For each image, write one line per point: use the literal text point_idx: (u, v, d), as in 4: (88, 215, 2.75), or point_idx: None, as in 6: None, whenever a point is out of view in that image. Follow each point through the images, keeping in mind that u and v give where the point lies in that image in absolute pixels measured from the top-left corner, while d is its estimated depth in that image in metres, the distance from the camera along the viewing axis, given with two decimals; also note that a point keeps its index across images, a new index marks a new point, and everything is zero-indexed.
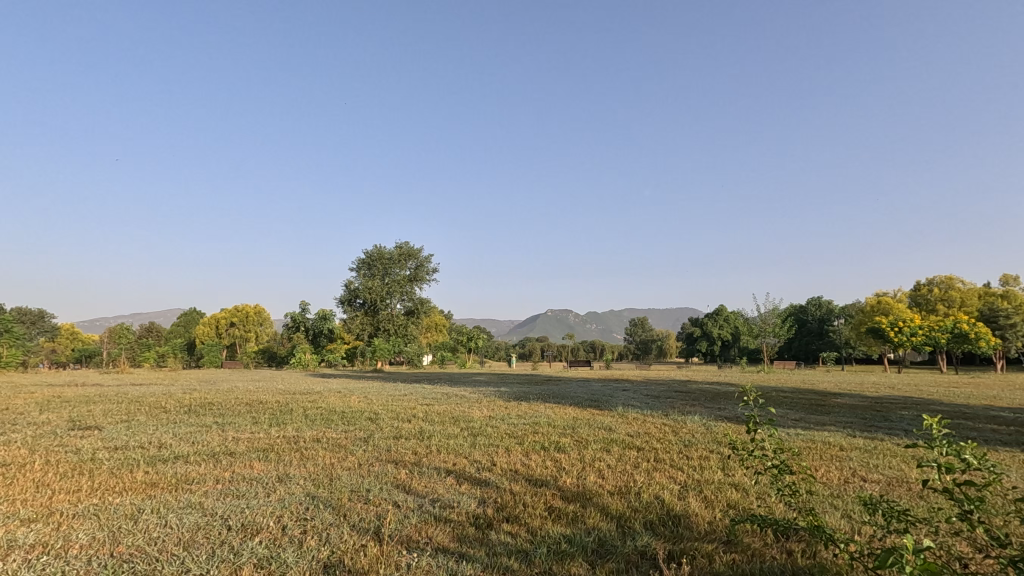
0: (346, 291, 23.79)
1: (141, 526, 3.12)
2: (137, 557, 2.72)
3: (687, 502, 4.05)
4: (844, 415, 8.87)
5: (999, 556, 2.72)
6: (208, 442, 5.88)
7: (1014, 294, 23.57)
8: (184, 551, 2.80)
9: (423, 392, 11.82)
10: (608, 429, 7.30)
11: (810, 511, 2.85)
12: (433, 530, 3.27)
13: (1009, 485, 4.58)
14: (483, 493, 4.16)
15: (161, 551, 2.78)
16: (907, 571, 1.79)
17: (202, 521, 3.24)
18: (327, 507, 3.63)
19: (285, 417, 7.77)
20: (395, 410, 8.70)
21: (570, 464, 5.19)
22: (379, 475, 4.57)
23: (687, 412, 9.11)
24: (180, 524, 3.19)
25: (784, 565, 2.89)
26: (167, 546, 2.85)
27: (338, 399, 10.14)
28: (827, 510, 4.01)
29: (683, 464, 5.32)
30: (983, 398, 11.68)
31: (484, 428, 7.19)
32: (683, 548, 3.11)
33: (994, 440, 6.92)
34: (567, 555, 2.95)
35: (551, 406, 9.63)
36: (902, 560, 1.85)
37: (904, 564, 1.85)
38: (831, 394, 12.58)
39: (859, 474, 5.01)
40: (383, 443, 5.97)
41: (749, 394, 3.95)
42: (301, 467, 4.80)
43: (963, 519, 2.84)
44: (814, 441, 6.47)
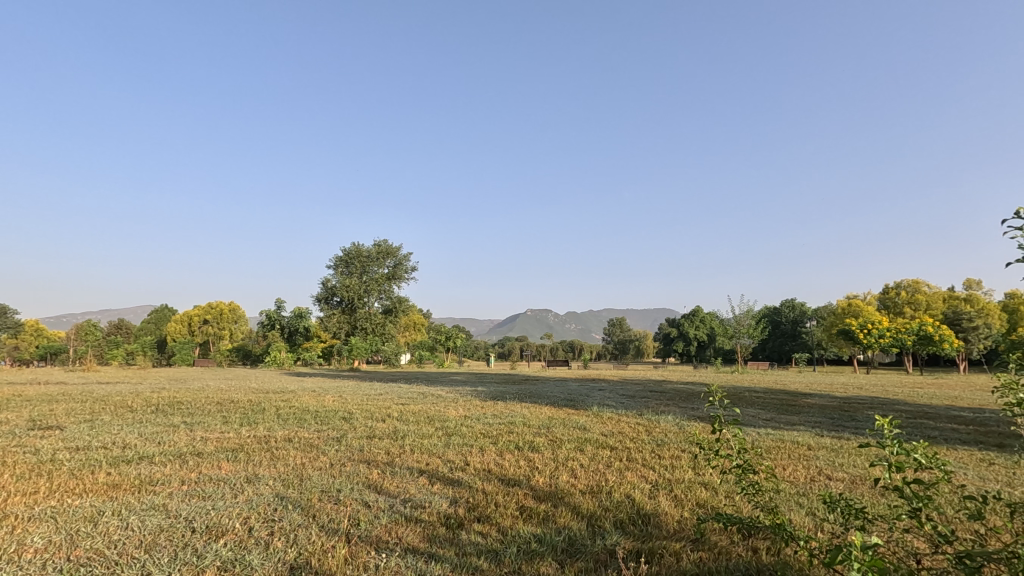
0: (323, 289, 23.54)
1: (101, 529, 3.04)
2: (95, 561, 2.64)
3: (658, 502, 4.09)
4: (814, 415, 9.05)
5: (947, 552, 2.83)
6: (175, 442, 5.75)
7: (976, 296, 24.40)
8: (145, 554, 2.74)
9: (399, 392, 11.73)
10: (583, 428, 7.33)
11: (771, 510, 2.91)
12: (403, 530, 3.25)
13: (962, 483, 4.76)
14: (455, 494, 4.15)
15: (121, 555, 2.71)
16: (856, 566, 1.85)
17: (165, 523, 3.18)
18: (296, 507, 3.59)
19: (257, 416, 7.66)
20: (370, 410, 8.63)
21: (543, 464, 5.21)
22: (351, 475, 4.53)
23: (662, 412, 9.20)
24: (141, 526, 3.12)
25: (750, 563, 2.95)
26: (128, 549, 2.78)
27: (312, 399, 9.92)
28: (792, 508, 4.12)
29: (654, 463, 5.38)
30: (946, 398, 12.07)
31: (459, 428, 7.15)
32: (652, 547, 3.15)
33: (952, 439, 7.17)
34: (536, 555, 2.97)
35: (528, 406, 9.60)
36: (851, 558, 1.88)
37: (853, 562, 1.89)
38: (801, 395, 12.84)
39: (824, 472, 5.15)
40: (356, 443, 5.91)
41: (715, 393, 4.01)
42: (272, 467, 4.74)
43: (912, 516, 2.96)
44: (783, 441, 6.58)
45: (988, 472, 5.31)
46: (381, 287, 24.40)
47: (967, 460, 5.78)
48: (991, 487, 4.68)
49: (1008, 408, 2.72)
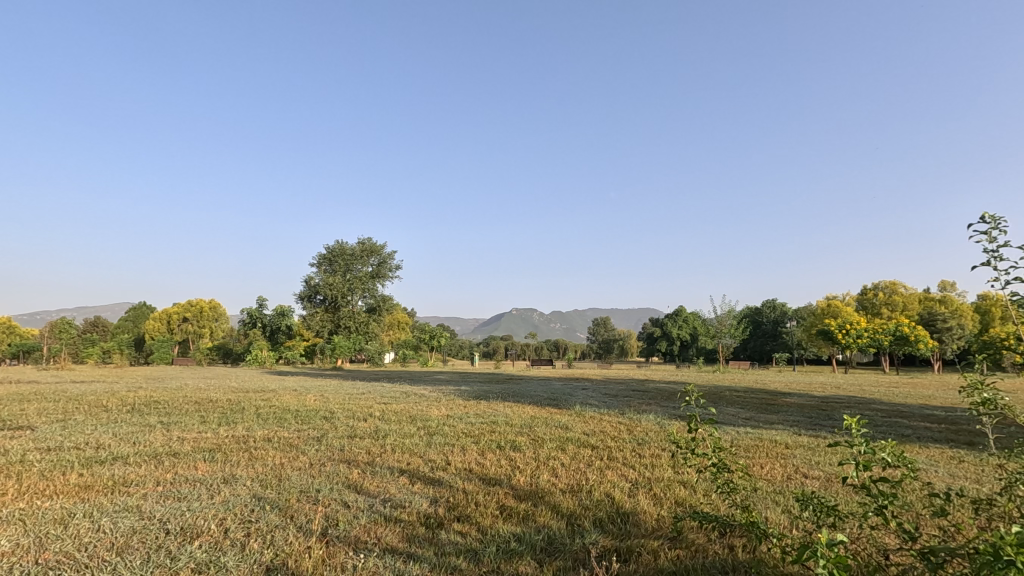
0: (306, 287, 23.33)
1: (71, 531, 2.98)
2: (65, 563, 2.59)
3: (637, 500, 4.13)
4: (792, 415, 9.17)
5: (910, 548, 2.91)
6: (150, 441, 5.66)
7: (951, 298, 24.95)
8: (116, 556, 2.69)
9: (382, 391, 11.64)
10: (565, 428, 7.34)
11: (745, 509, 2.96)
12: (381, 531, 3.24)
13: (931, 481, 4.89)
14: (435, 493, 4.15)
15: (91, 558, 2.66)
16: (821, 563, 1.88)
17: (139, 524, 3.13)
18: (274, 508, 3.55)
19: (236, 415, 7.56)
20: (351, 409, 8.55)
21: (524, 464, 5.23)
22: (331, 475, 4.50)
23: (643, 411, 9.26)
24: (114, 528, 3.06)
25: (725, 560, 3.00)
26: (99, 552, 2.73)
27: (293, 398, 9.79)
28: (768, 506, 4.19)
29: (635, 462, 5.44)
30: (921, 398, 12.31)
31: (441, 427, 7.12)
32: (630, 545, 3.19)
33: (926, 437, 7.33)
34: (516, 554, 2.98)
35: (511, 406, 9.58)
36: (816, 554, 1.92)
37: (819, 559, 1.93)
38: (780, 394, 13.02)
39: (800, 470, 5.25)
40: (336, 443, 5.86)
41: (691, 393, 4.07)
42: (250, 467, 4.69)
43: (879, 513, 3.03)
44: (761, 440, 6.67)
45: (958, 469, 5.45)
46: (365, 286, 24.25)
47: (938, 458, 5.93)
48: (960, 485, 4.80)
49: (973, 407, 2.79)
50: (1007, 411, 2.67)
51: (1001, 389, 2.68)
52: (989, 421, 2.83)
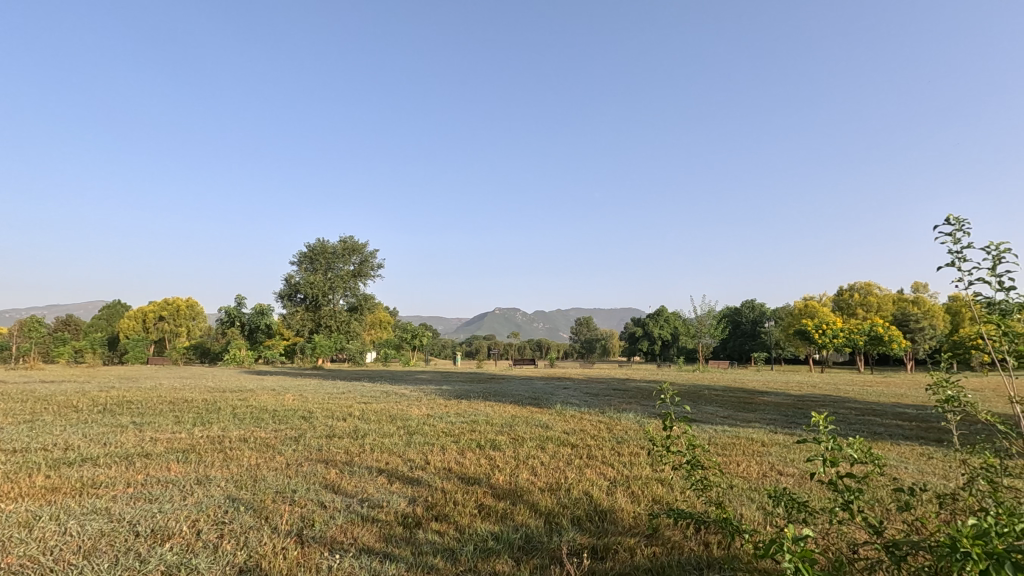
0: (285, 285, 22.99)
1: (36, 534, 2.90)
2: (29, 567, 2.52)
3: (615, 498, 4.16)
4: (768, 413, 9.32)
5: (875, 542, 2.97)
6: (122, 442, 5.54)
7: (923, 299, 25.54)
8: (83, 559, 2.63)
9: (363, 391, 11.51)
10: (545, 427, 7.34)
11: (719, 505, 3.00)
12: (358, 530, 3.21)
13: (901, 477, 5.00)
14: (413, 492, 4.12)
15: (57, 561, 2.59)
16: (786, 559, 1.88)
17: (107, 527, 3.06)
18: (248, 509, 3.50)
19: (211, 415, 7.43)
20: (330, 409, 8.45)
21: (504, 462, 5.23)
22: (308, 475, 4.45)
23: (623, 410, 9.34)
24: (81, 530, 2.99)
25: (699, 557, 3.03)
26: (65, 555, 2.66)
27: (271, 398, 9.64)
28: (743, 503, 4.24)
29: (613, 460, 5.48)
30: (893, 396, 12.64)
31: (421, 426, 7.09)
32: (607, 542, 3.21)
33: (898, 434, 7.51)
34: (493, 552, 2.98)
35: (492, 405, 9.56)
36: (782, 549, 1.93)
37: (784, 553, 1.95)
38: (758, 393, 13.21)
39: (776, 467, 5.34)
40: (314, 443, 5.80)
41: (666, 392, 4.11)
42: (224, 468, 4.61)
43: (845, 508, 3.09)
44: (738, 438, 6.77)
45: (928, 465, 5.59)
46: (347, 284, 24.02)
47: (909, 455, 6.08)
48: (928, 480, 4.93)
49: (939, 403, 2.86)
50: (969, 407, 2.74)
51: (965, 386, 2.75)
52: (953, 417, 2.91)
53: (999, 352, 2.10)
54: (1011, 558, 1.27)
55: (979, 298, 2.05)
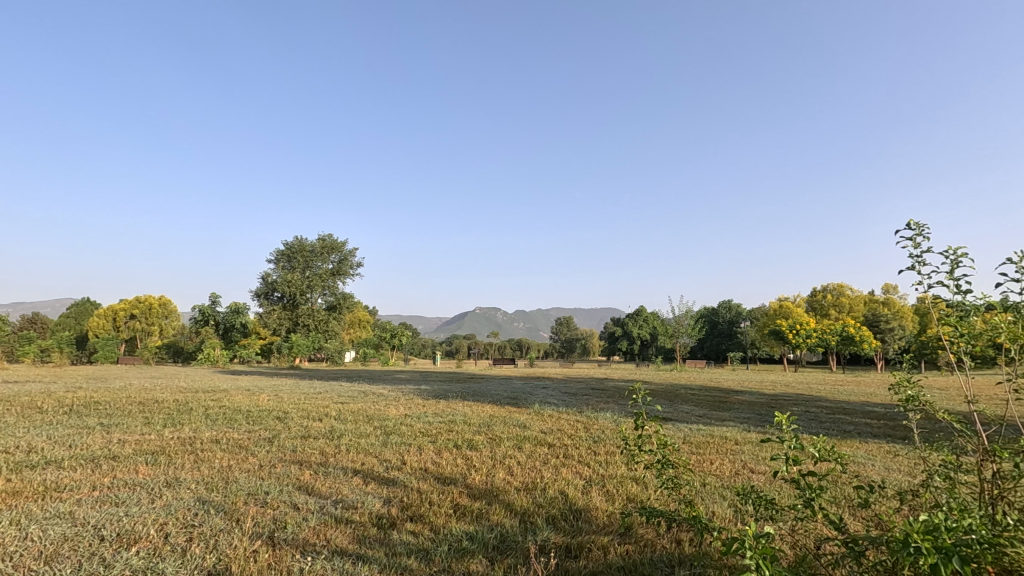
0: (262, 284, 22.63)
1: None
2: None
3: (590, 497, 4.22)
4: (742, 412, 9.52)
5: (837, 538, 3.06)
6: (88, 444, 5.41)
7: (893, 300, 26.19)
8: (45, 565, 2.58)
9: (340, 391, 11.43)
10: (523, 427, 7.39)
11: (689, 504, 3.06)
12: (331, 532, 3.20)
13: (866, 474, 5.17)
14: (388, 493, 4.12)
15: (17, 568, 2.54)
16: (750, 556, 1.90)
17: (71, 531, 3.00)
18: (218, 512, 3.46)
19: (182, 416, 7.30)
20: (305, 409, 8.37)
21: (481, 462, 5.26)
22: (281, 477, 4.41)
23: (600, 409, 9.45)
24: (43, 535, 2.93)
25: (671, 555, 3.09)
26: (25, 561, 2.61)
27: (246, 398, 9.51)
28: (715, 501, 4.33)
29: (589, 459, 5.54)
30: (862, 395, 13.00)
31: (398, 426, 7.08)
32: (580, 541, 3.26)
33: (866, 432, 7.74)
34: (467, 552, 3.00)
35: (471, 404, 9.57)
36: (745, 545, 1.95)
37: (746, 550, 1.96)
38: (732, 392, 13.45)
39: (748, 466, 5.47)
40: (288, 444, 5.75)
41: (639, 392, 4.18)
42: (195, 470, 4.54)
43: (808, 506, 3.19)
44: (712, 437, 6.90)
45: (893, 463, 5.80)
46: (325, 283, 23.78)
47: (875, 453, 6.27)
48: (891, 477, 5.11)
49: (901, 403, 2.97)
50: (928, 406, 2.85)
51: (924, 387, 2.86)
52: (912, 416, 3.02)
53: (956, 352, 2.19)
54: (957, 553, 1.31)
55: (936, 298, 2.14)
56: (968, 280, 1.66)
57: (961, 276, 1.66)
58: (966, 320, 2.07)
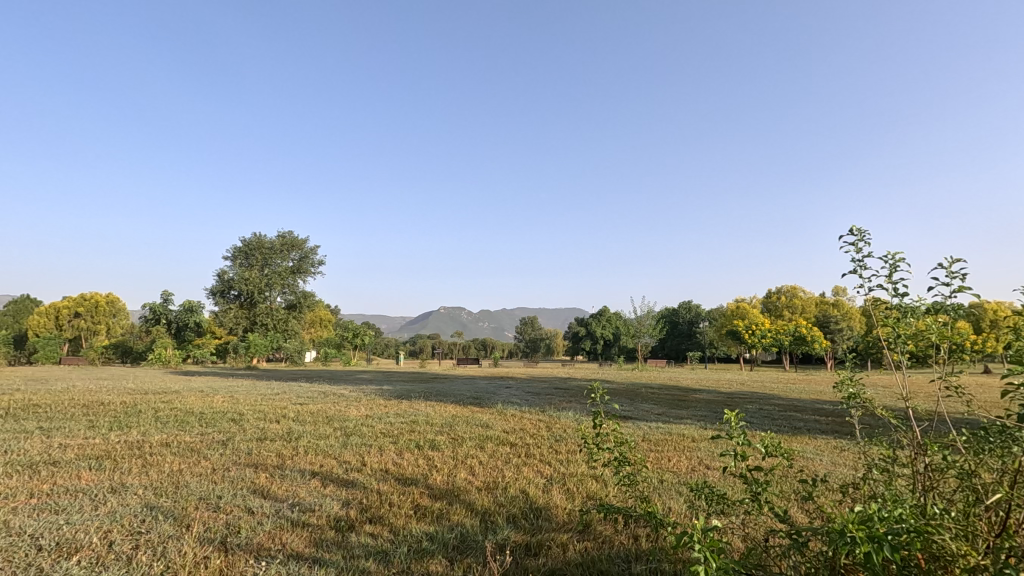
0: (218, 281, 21.91)
1: None
2: None
3: (550, 495, 4.28)
4: (699, 410, 9.81)
5: (781, 529, 3.19)
6: (26, 449, 5.14)
7: (843, 302, 27.40)
8: None
9: (300, 391, 11.20)
10: (485, 426, 7.42)
11: (644, 500, 3.14)
12: (287, 536, 3.15)
13: (814, 469, 5.42)
14: (347, 495, 4.08)
15: None
16: (699, 548, 1.95)
17: (6, 542, 2.85)
18: (168, 518, 3.35)
19: (130, 419, 7.01)
20: (262, 411, 8.15)
21: (442, 462, 5.26)
22: (235, 480, 4.30)
23: (563, 408, 9.57)
24: None
25: (629, 550, 3.17)
26: None
27: (199, 400, 9.19)
28: (671, 496, 4.46)
29: (551, 458, 5.63)
30: (813, 393, 13.56)
31: (359, 427, 7.00)
32: (540, 539, 3.30)
33: (815, 429, 8.09)
34: (427, 553, 3.01)
35: (433, 405, 9.53)
36: (693, 538, 2.00)
37: (695, 543, 2.01)
38: (691, 391, 13.78)
39: (703, 462, 5.65)
40: (244, 447, 5.60)
41: (597, 391, 4.26)
42: (142, 475, 4.37)
43: (755, 500, 3.31)
44: (670, 434, 7.09)
45: (839, 457, 6.09)
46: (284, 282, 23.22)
47: (823, 448, 6.56)
48: (837, 471, 5.37)
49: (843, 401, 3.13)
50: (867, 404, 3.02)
51: (864, 385, 3.04)
52: (855, 412, 3.18)
53: (895, 353, 2.33)
54: (887, 540, 1.37)
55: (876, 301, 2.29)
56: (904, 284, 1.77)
57: (898, 281, 1.80)
58: (904, 322, 2.21)
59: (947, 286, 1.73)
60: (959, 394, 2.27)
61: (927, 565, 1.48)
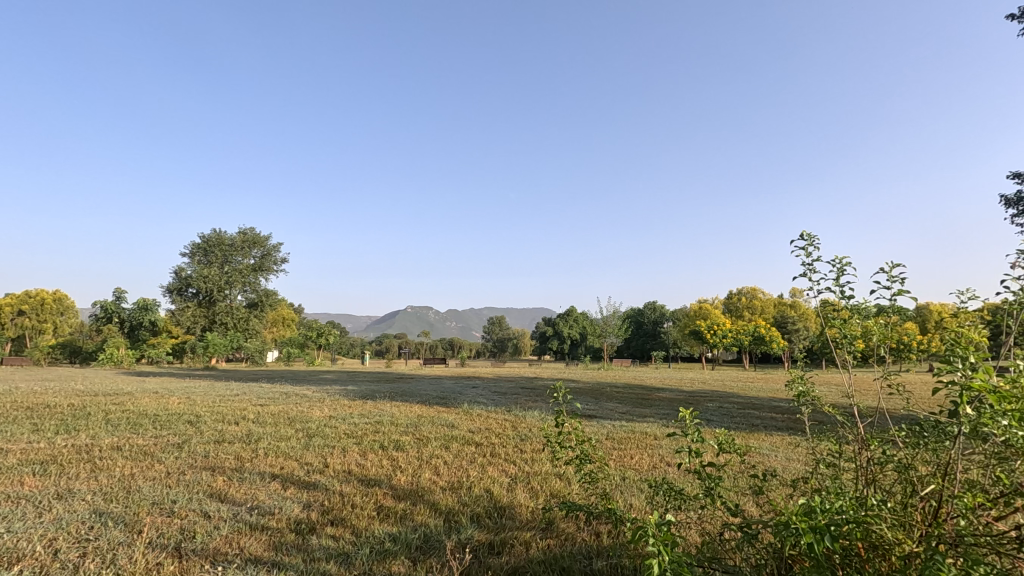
0: (175, 279, 21.17)
1: None
2: None
3: (515, 494, 4.34)
4: (661, 408, 10.07)
5: (733, 522, 3.32)
6: None
7: (799, 303, 28.47)
8: None
9: (261, 392, 10.94)
10: (451, 426, 7.44)
11: (605, 497, 3.22)
12: (245, 540, 3.11)
13: (768, 464, 5.65)
14: (308, 497, 4.05)
15: None
16: (653, 541, 2.01)
17: None
18: (118, 524, 3.26)
19: (78, 422, 6.74)
20: (219, 412, 7.96)
21: (407, 463, 5.25)
22: (190, 484, 4.20)
23: (528, 407, 9.65)
24: None
25: (591, 547, 3.25)
26: None
27: (154, 401, 8.88)
28: (632, 493, 4.59)
29: (516, 457, 5.69)
30: (770, 391, 14.05)
31: (322, 429, 6.91)
32: (504, 537, 3.36)
33: (770, 426, 8.41)
34: (389, 554, 3.02)
35: (399, 405, 9.47)
36: (648, 533, 2.06)
37: (649, 537, 2.07)
38: (654, 390, 14.09)
39: (664, 459, 5.82)
40: (201, 449, 5.47)
41: (559, 390, 4.32)
42: (91, 480, 4.23)
43: (709, 494, 3.44)
44: (633, 432, 7.26)
45: (791, 453, 6.36)
46: (245, 279, 22.63)
47: (778, 444, 6.83)
48: (790, 466, 5.60)
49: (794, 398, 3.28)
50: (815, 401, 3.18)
51: (813, 383, 3.20)
52: (805, 409, 3.35)
53: (842, 353, 2.43)
54: (828, 530, 1.45)
55: (823, 302, 2.36)
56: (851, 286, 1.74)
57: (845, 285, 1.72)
58: (849, 323, 2.31)
59: (889, 289, 1.70)
60: (897, 391, 2.42)
61: (867, 554, 1.57)
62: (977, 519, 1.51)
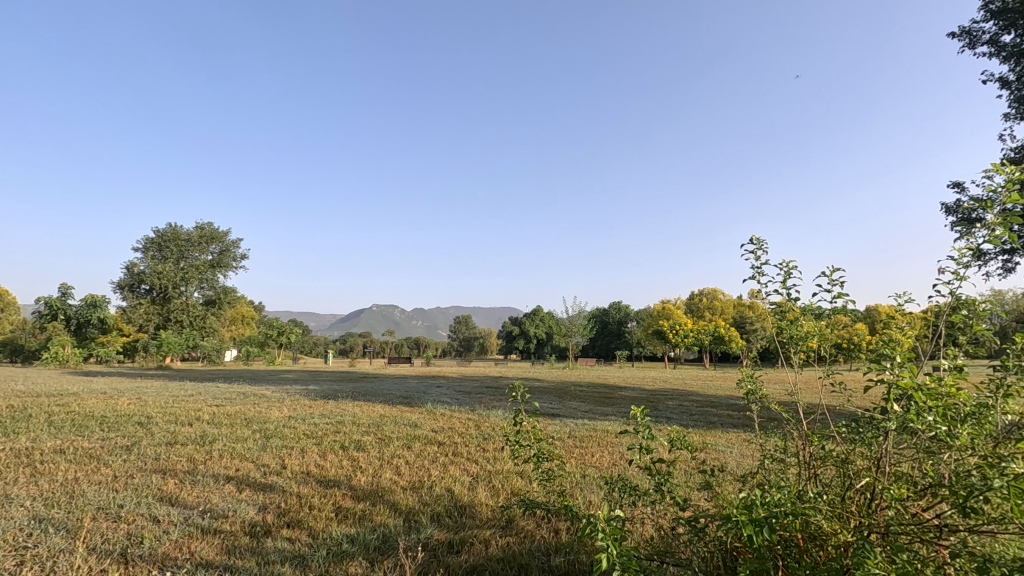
0: (126, 274, 20.34)
1: None
2: None
3: (476, 493, 4.38)
4: (623, 406, 10.26)
5: (682, 516, 3.44)
6: None
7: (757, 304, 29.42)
8: None
9: (217, 392, 10.62)
10: (414, 426, 7.42)
11: (562, 494, 3.27)
12: (196, 544, 3.06)
13: (721, 461, 5.85)
14: (264, 499, 3.99)
15: None
16: (601, 534, 2.03)
17: None
18: (60, 530, 3.16)
19: (17, 424, 6.42)
20: (172, 413, 7.70)
21: (367, 463, 5.23)
22: (139, 487, 4.09)
23: (492, 407, 9.69)
24: None
25: (549, 544, 3.31)
26: None
27: (101, 402, 8.54)
28: (590, 490, 4.69)
29: (478, 456, 5.73)
30: (728, 390, 14.48)
31: (281, 430, 6.78)
32: (463, 536, 3.39)
33: (727, 423, 8.68)
34: (347, 555, 3.03)
35: (361, 404, 9.38)
36: (597, 526, 2.09)
37: (598, 531, 2.09)
38: (616, 388, 14.38)
39: (624, 457, 5.94)
40: (151, 452, 5.31)
41: (517, 390, 4.35)
42: (30, 485, 4.05)
43: (661, 489, 3.54)
44: (594, 431, 7.39)
45: (745, 449, 6.60)
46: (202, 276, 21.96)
47: (733, 441, 7.08)
48: (742, 462, 5.83)
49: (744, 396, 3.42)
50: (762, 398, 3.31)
51: (761, 381, 3.33)
52: (753, 408, 3.49)
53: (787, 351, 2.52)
54: (766, 522, 1.53)
55: (772, 305, 2.45)
56: (798, 290, 1.82)
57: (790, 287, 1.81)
58: (797, 323, 2.39)
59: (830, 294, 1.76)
60: (839, 388, 2.55)
61: (805, 544, 1.67)
62: (905, 509, 1.62)
